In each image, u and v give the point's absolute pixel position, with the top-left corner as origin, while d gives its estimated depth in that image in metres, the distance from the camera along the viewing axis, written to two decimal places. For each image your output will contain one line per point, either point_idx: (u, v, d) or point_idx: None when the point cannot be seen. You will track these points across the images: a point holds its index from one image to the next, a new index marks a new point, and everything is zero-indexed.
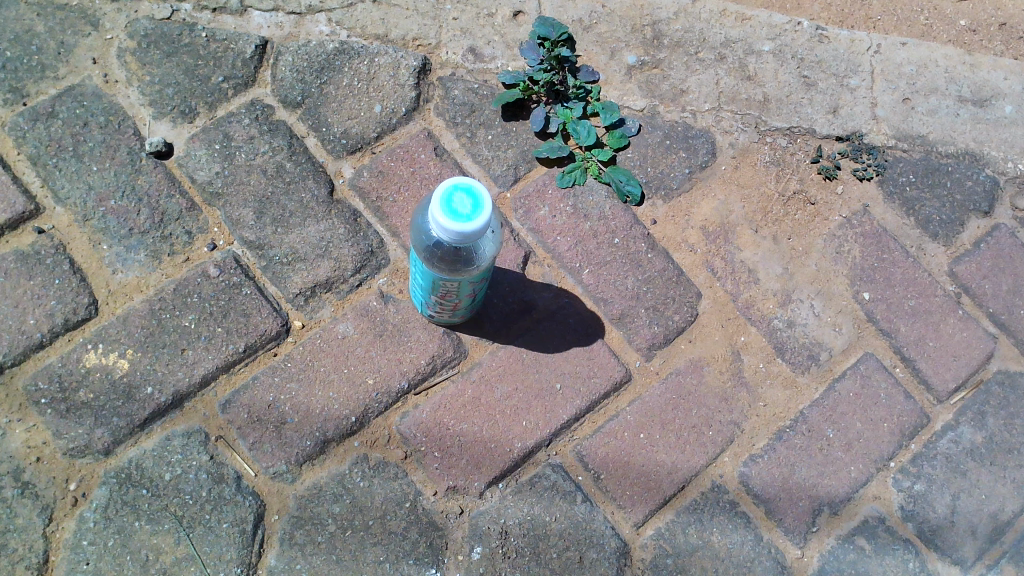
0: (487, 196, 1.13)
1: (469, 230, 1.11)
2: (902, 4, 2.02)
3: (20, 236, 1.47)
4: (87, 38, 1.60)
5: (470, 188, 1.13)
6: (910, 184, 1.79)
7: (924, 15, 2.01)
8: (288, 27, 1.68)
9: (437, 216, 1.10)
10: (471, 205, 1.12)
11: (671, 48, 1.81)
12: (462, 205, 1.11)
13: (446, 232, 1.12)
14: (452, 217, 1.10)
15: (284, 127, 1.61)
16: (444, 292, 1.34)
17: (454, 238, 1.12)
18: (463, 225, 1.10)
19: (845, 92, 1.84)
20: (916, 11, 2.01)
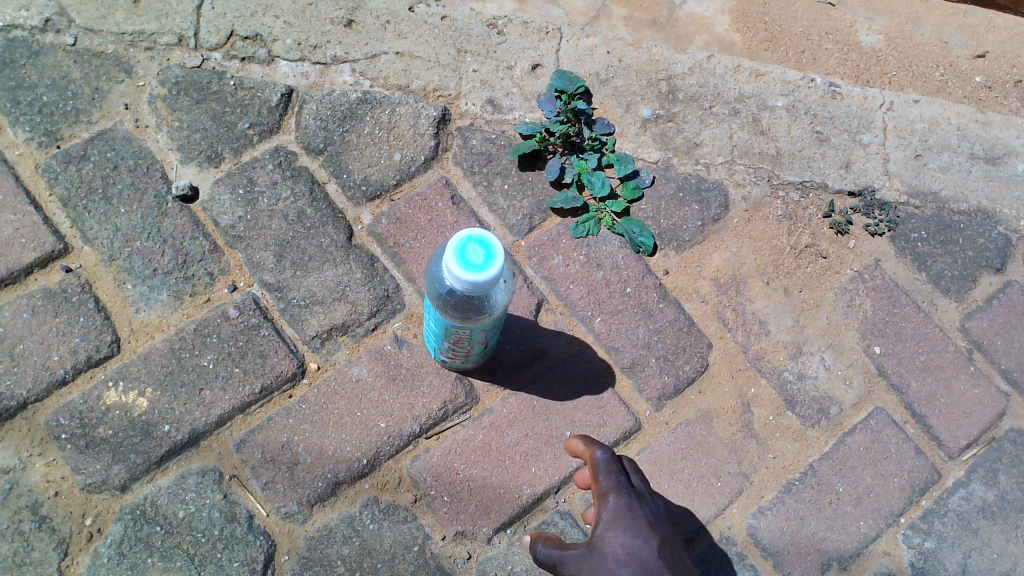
0: (500, 247, 1.16)
1: (481, 280, 1.13)
2: (918, 60, 2.06)
3: (48, 274, 1.51)
4: (121, 84, 1.66)
5: (483, 239, 1.15)
6: (921, 240, 1.80)
7: (940, 72, 2.06)
8: (313, 76, 1.74)
9: (451, 266, 1.13)
10: (484, 254, 1.14)
11: (685, 101, 1.85)
12: (474, 254, 1.14)
13: (458, 281, 1.14)
14: (465, 268, 1.13)
15: (306, 173, 1.65)
16: (457, 339, 1.37)
17: (466, 287, 1.15)
18: (474, 275, 1.13)
19: (857, 148, 1.86)
20: (932, 67, 2.05)
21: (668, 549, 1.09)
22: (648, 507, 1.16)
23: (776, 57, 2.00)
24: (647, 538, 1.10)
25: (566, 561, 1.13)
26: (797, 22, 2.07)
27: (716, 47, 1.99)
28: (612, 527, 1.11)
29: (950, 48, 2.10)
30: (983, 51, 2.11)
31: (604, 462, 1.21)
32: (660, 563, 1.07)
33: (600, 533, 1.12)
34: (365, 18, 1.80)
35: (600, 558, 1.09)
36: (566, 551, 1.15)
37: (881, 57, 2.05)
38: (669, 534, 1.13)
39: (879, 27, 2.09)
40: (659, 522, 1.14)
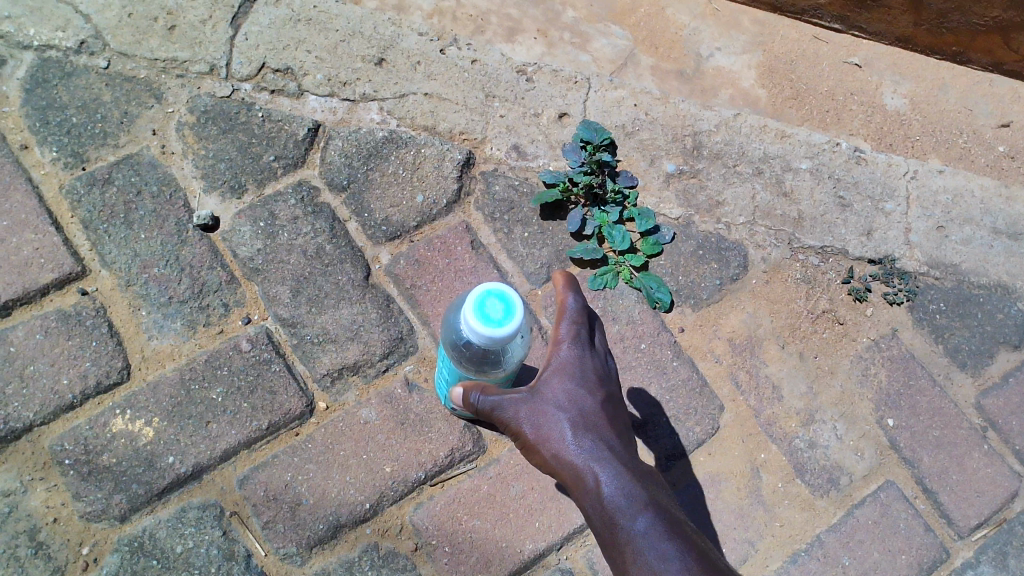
0: (520, 302, 1.14)
1: (498, 335, 1.11)
2: (942, 126, 2.10)
3: (63, 296, 1.51)
4: (150, 110, 1.67)
5: (504, 294, 1.13)
6: (939, 312, 1.79)
7: (964, 138, 2.08)
8: (341, 112, 1.75)
9: (469, 319, 1.11)
10: (503, 308, 1.13)
11: (710, 159, 1.85)
12: (495, 307, 1.13)
13: (475, 334, 1.12)
14: (484, 322, 1.11)
15: (328, 210, 1.65)
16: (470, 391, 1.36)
17: (483, 340, 1.13)
18: (493, 329, 1.11)
19: (879, 216, 1.86)
20: (956, 134, 2.08)
21: (610, 418, 1.26)
22: (598, 365, 1.32)
23: (801, 115, 2.03)
24: (590, 395, 1.27)
25: (507, 403, 1.25)
26: (824, 81, 2.11)
27: (742, 101, 2.01)
28: (569, 366, 1.28)
29: (975, 116, 2.15)
30: (1008, 121, 2.15)
31: (573, 311, 1.32)
32: (597, 420, 1.24)
33: (554, 369, 1.28)
34: (396, 58, 1.81)
35: (544, 417, 1.24)
36: (506, 395, 1.26)
37: (905, 121, 2.08)
38: (614, 391, 1.31)
39: (904, 92, 2.14)
40: (606, 379, 1.32)
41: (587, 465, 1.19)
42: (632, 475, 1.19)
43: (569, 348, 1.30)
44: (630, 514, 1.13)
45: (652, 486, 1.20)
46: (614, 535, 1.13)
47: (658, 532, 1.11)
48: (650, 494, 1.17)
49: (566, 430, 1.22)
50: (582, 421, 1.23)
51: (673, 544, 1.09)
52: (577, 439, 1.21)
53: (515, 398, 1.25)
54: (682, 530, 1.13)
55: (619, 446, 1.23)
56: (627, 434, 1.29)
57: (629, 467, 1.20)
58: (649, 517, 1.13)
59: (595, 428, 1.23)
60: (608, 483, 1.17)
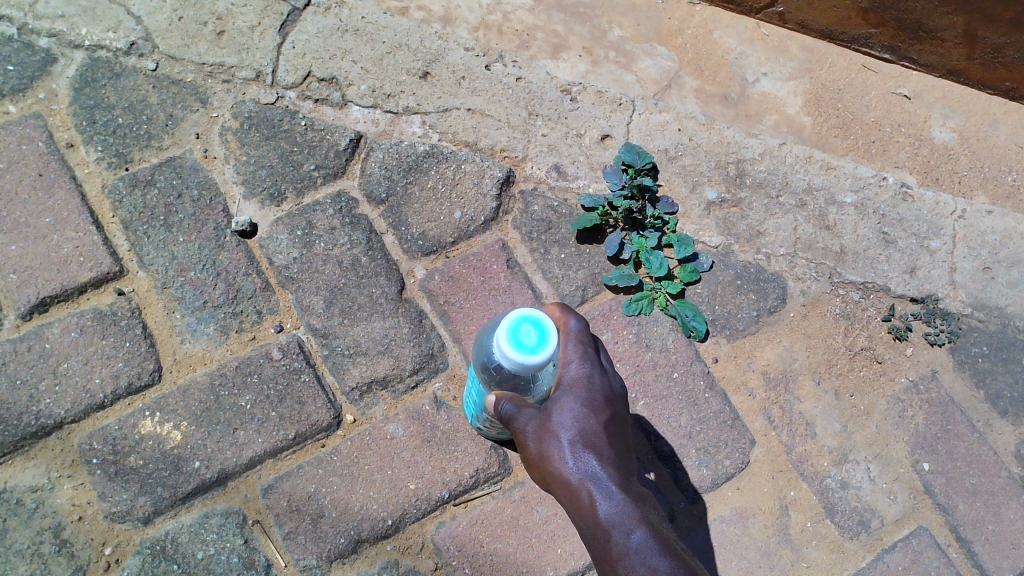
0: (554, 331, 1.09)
1: (527, 364, 1.06)
2: (993, 161, 2.10)
3: (100, 295, 1.52)
4: (195, 113, 1.68)
5: (539, 321, 1.09)
6: (982, 355, 1.75)
7: (1014, 175, 2.10)
8: (383, 124, 1.74)
9: (502, 344, 1.07)
10: (536, 335, 1.07)
11: (752, 188, 1.82)
12: (528, 333, 1.07)
13: (506, 359, 1.08)
14: (516, 348, 1.06)
15: (365, 221, 1.65)
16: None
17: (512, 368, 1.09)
18: (521, 358, 1.06)
19: (924, 254, 1.82)
20: (1007, 171, 2.09)
21: (614, 436, 1.14)
22: (607, 381, 1.19)
23: (845, 146, 2.02)
24: (595, 411, 1.14)
25: (515, 419, 1.14)
26: (871, 111, 2.11)
27: (786, 127, 2.01)
28: (576, 379, 1.17)
29: None
30: None
31: (577, 330, 1.22)
32: (601, 438, 1.11)
33: (562, 382, 1.17)
34: (440, 71, 1.81)
35: (545, 430, 1.12)
36: (515, 404, 1.15)
37: (953, 155, 2.09)
38: (622, 411, 1.19)
39: (953, 125, 2.14)
40: (615, 397, 1.19)
41: (585, 482, 1.07)
42: (633, 496, 1.06)
43: (578, 362, 1.18)
44: (627, 537, 1.00)
45: (654, 511, 1.07)
46: (606, 556, 1.01)
47: (654, 553, 0.98)
48: (651, 518, 1.04)
49: (566, 446, 1.10)
50: (584, 438, 1.11)
51: (667, 564, 0.97)
52: (578, 455, 1.09)
53: (519, 408, 1.15)
54: (683, 558, 0.99)
55: (622, 465, 1.10)
56: (633, 456, 1.16)
57: (630, 488, 1.07)
58: (646, 538, 1.00)
59: (597, 443, 1.11)
60: (606, 503, 1.04)
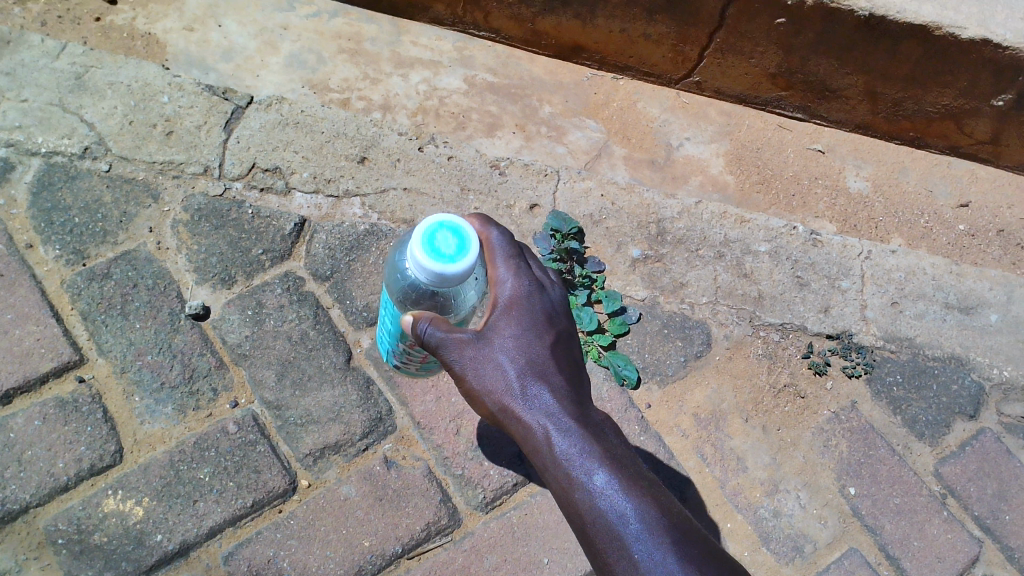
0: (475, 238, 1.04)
1: (449, 274, 1.01)
2: (905, 207, 2.35)
3: (62, 383, 1.60)
4: (147, 209, 1.79)
5: (456, 229, 1.04)
6: (897, 383, 1.88)
7: (925, 219, 2.35)
8: (326, 208, 1.87)
9: (416, 252, 1.01)
10: (458, 243, 1.02)
11: (673, 244, 1.97)
12: (447, 241, 1.02)
13: (423, 271, 1.02)
14: (433, 257, 1.01)
15: (312, 297, 1.76)
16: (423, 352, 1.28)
17: (432, 281, 1.03)
18: (443, 267, 1.01)
19: (836, 294, 1.96)
20: (918, 215, 2.34)
21: (561, 357, 1.13)
22: (544, 297, 1.16)
23: (768, 199, 2.28)
24: (539, 336, 1.12)
25: (449, 344, 1.09)
26: (789, 167, 2.36)
27: (712, 186, 2.27)
28: (512, 301, 1.13)
29: (935, 196, 2.41)
30: (967, 201, 2.42)
31: (501, 241, 1.15)
32: (547, 366, 1.11)
33: (498, 308, 1.13)
34: (377, 156, 1.95)
35: (491, 367, 1.09)
36: (448, 332, 1.09)
37: (869, 203, 2.34)
38: (565, 322, 1.18)
39: (866, 175, 2.40)
40: (555, 309, 1.18)
41: (541, 423, 1.07)
42: (588, 428, 1.08)
43: (510, 280, 1.14)
44: (590, 478, 1.03)
45: (610, 434, 1.10)
46: (572, 498, 1.04)
47: (619, 494, 1.02)
48: (608, 445, 1.07)
49: (515, 381, 1.09)
50: (531, 369, 1.10)
51: (633, 504, 1.01)
52: (528, 390, 1.09)
53: (454, 340, 1.09)
54: (647, 491, 1.03)
55: (574, 391, 1.11)
56: (581, 370, 1.17)
57: (585, 417, 1.09)
58: (609, 476, 1.03)
59: (546, 372, 1.11)
60: (564, 441, 1.06)
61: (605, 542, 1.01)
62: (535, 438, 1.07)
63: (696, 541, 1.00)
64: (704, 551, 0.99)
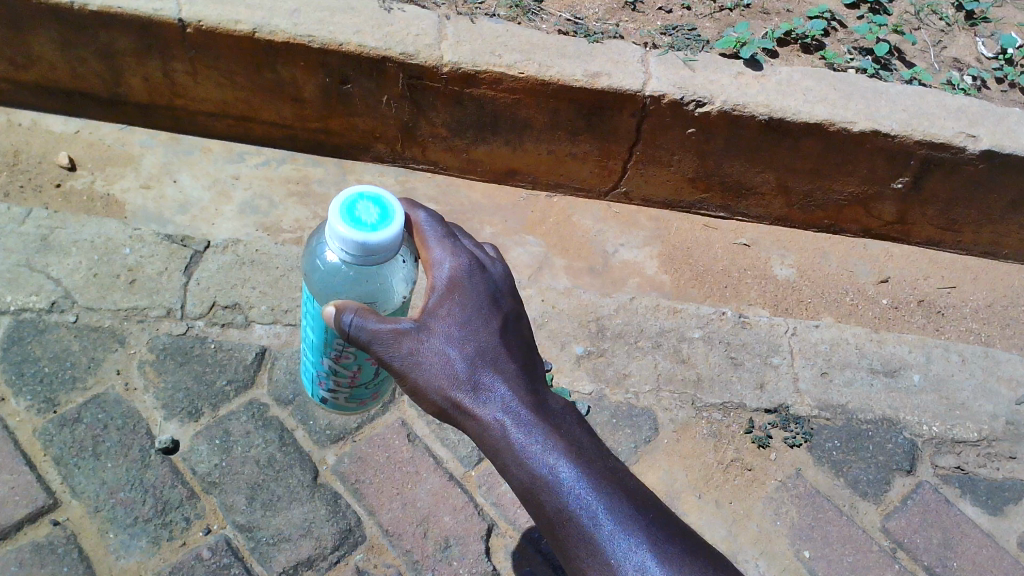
0: (393, 210, 1.16)
1: (373, 238, 1.11)
2: (831, 288, 2.54)
3: (37, 527, 1.65)
4: (114, 353, 1.89)
5: (374, 204, 1.15)
6: (836, 447, 2.00)
7: (850, 296, 2.53)
8: (284, 336, 1.99)
9: (338, 225, 1.12)
10: (381, 213, 1.15)
11: (613, 338, 2.11)
12: (370, 209, 1.14)
13: (346, 241, 1.12)
14: (356, 227, 1.12)
15: (276, 421, 1.86)
16: (343, 354, 1.39)
17: (355, 247, 1.12)
18: (366, 232, 1.11)
19: (769, 369, 2.10)
20: (843, 293, 2.53)
21: (509, 340, 1.20)
22: (480, 282, 1.22)
23: (702, 293, 2.45)
24: (480, 324, 1.18)
25: (386, 339, 1.15)
26: (719, 261, 2.55)
27: (648, 285, 2.44)
28: (453, 290, 1.20)
29: (856, 275, 2.60)
30: (886, 276, 2.61)
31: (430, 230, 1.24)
32: (490, 351, 1.17)
33: (439, 297, 1.19)
34: None
35: (441, 363, 1.15)
36: (386, 325, 1.15)
37: (796, 287, 2.52)
38: (509, 300, 1.24)
39: (790, 262, 2.59)
40: (494, 289, 1.23)
41: (497, 416, 1.14)
42: (544, 416, 1.15)
43: (449, 269, 1.21)
44: (552, 472, 1.11)
45: (565, 417, 1.17)
46: (533, 488, 1.12)
47: (574, 479, 1.10)
48: (559, 429, 1.14)
49: (461, 371, 1.15)
50: (474, 356, 1.16)
51: (589, 490, 1.10)
52: (474, 379, 1.15)
53: (396, 335, 1.15)
54: (607, 477, 1.12)
55: (522, 375, 1.17)
56: (531, 347, 1.23)
57: (539, 403, 1.16)
58: (563, 462, 1.11)
59: (491, 358, 1.17)
60: (516, 429, 1.12)
61: (569, 530, 1.10)
62: (493, 433, 1.13)
63: (656, 524, 1.10)
64: (664, 534, 1.10)
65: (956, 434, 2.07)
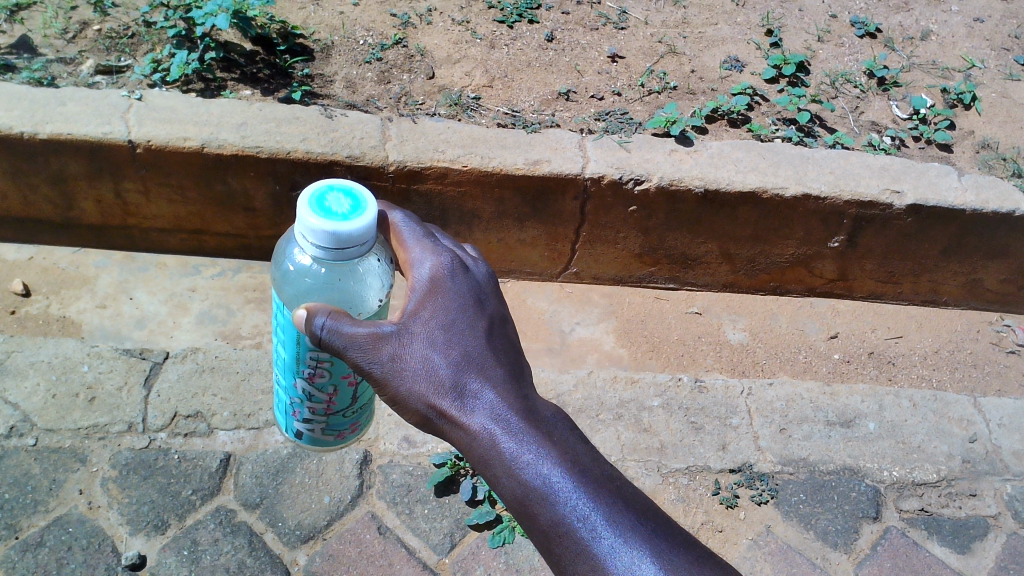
0: (365, 203, 1.23)
1: (342, 229, 1.18)
2: (784, 347, 2.61)
3: None
4: (76, 472, 1.88)
5: (345, 197, 1.22)
6: (802, 501, 2.03)
7: (803, 354, 2.61)
8: (248, 439, 1.99)
9: (310, 218, 1.18)
10: (350, 204, 1.21)
11: (574, 413, 2.14)
12: (339, 202, 1.21)
13: (316, 234, 1.18)
14: (327, 218, 1.18)
15: (245, 526, 1.85)
16: (316, 371, 1.42)
17: (325, 239, 1.18)
18: (336, 223, 1.18)
19: (729, 430, 2.15)
20: (795, 351, 2.61)
21: (491, 345, 1.28)
22: (461, 284, 1.32)
23: (660, 362, 2.51)
24: (463, 333, 1.27)
25: (364, 345, 1.22)
26: (673, 331, 2.62)
27: (607, 360, 2.49)
28: (431, 295, 1.29)
29: (807, 333, 2.68)
30: (835, 332, 2.70)
31: (410, 232, 1.36)
32: (473, 356, 1.25)
33: (420, 299, 1.28)
34: None
35: (424, 369, 1.23)
36: (362, 329, 1.23)
37: (751, 350, 2.59)
38: (490, 303, 1.33)
39: (743, 326, 2.67)
40: (477, 291, 1.33)
41: (484, 422, 1.20)
42: (533, 423, 1.20)
43: (427, 274, 1.31)
44: (545, 480, 1.15)
45: (556, 425, 1.22)
46: (521, 490, 1.17)
47: (563, 478, 1.15)
48: (546, 430, 1.21)
49: (444, 375, 1.23)
50: (456, 361, 1.24)
51: (578, 490, 1.14)
52: (457, 383, 1.22)
53: (375, 338, 1.23)
54: (604, 486, 1.16)
55: (508, 378, 1.25)
56: (515, 351, 1.31)
57: (527, 410, 1.22)
58: (551, 461, 1.17)
59: (477, 364, 1.25)
60: (501, 430, 1.19)
61: (561, 534, 1.13)
62: (480, 438, 1.19)
63: (661, 536, 1.12)
64: (670, 545, 1.12)
65: (916, 476, 2.12)
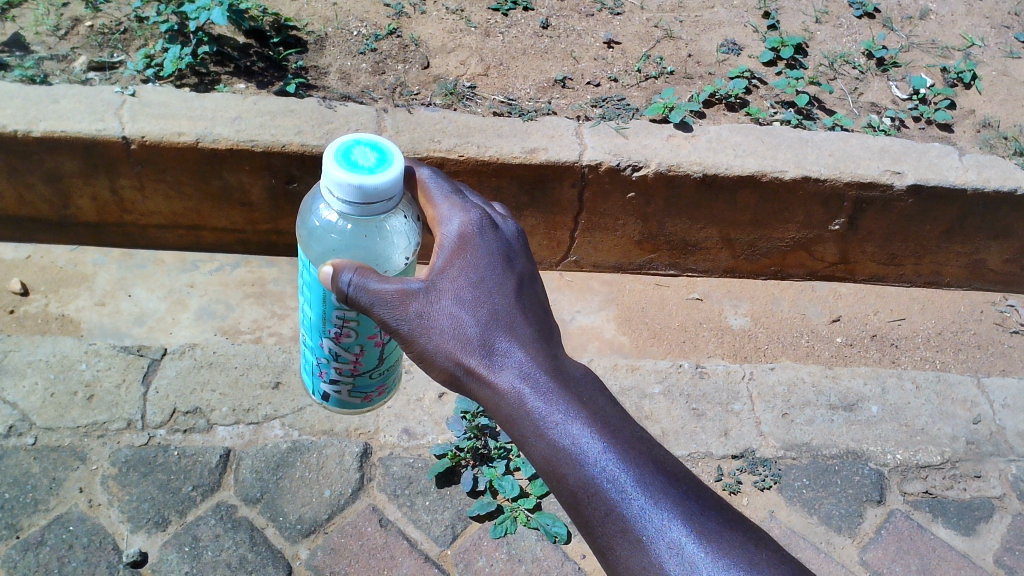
0: (392, 156, 1.20)
1: (369, 181, 1.15)
2: (785, 331, 2.60)
3: None
4: (75, 471, 1.88)
5: (372, 151, 1.20)
6: (805, 486, 2.02)
7: (805, 337, 2.59)
8: (248, 435, 1.99)
9: (337, 170, 1.15)
10: (376, 157, 1.19)
11: None
12: (365, 155, 1.19)
13: (344, 186, 1.15)
14: (354, 171, 1.16)
15: (246, 521, 1.84)
16: (342, 331, 1.38)
17: (352, 193, 1.16)
18: (362, 175, 1.15)
19: (731, 416, 2.14)
20: (798, 335, 2.59)
21: (519, 304, 1.25)
22: (490, 241, 1.30)
23: (661, 349, 2.50)
24: (491, 291, 1.25)
25: (392, 300, 1.20)
26: (675, 317, 2.60)
27: (609, 348, 2.48)
28: (460, 254, 1.27)
29: (808, 316, 2.67)
30: (837, 315, 2.68)
31: (438, 190, 1.35)
32: (500, 313, 1.23)
33: (448, 257, 1.27)
34: (290, 378, 2.10)
35: (451, 327, 1.21)
36: (389, 284, 1.20)
37: (753, 334, 2.58)
38: (519, 261, 1.32)
39: (745, 311, 2.66)
40: (507, 250, 1.31)
41: (512, 381, 1.18)
42: (561, 381, 1.18)
43: (456, 231, 1.30)
44: (574, 440, 1.13)
45: (585, 385, 1.20)
46: (549, 449, 1.15)
47: (592, 439, 1.13)
48: (575, 390, 1.18)
49: (471, 333, 1.21)
50: (483, 318, 1.22)
51: (609, 451, 1.12)
52: (485, 341, 1.21)
53: (402, 295, 1.20)
54: (633, 448, 1.14)
55: (536, 338, 1.23)
56: (543, 310, 1.29)
57: (556, 368, 1.20)
58: (580, 422, 1.15)
59: (505, 323, 1.23)
60: (529, 388, 1.17)
61: (589, 494, 1.11)
62: (508, 396, 1.18)
63: (691, 499, 1.10)
64: (700, 507, 1.10)
65: (920, 458, 2.11)
